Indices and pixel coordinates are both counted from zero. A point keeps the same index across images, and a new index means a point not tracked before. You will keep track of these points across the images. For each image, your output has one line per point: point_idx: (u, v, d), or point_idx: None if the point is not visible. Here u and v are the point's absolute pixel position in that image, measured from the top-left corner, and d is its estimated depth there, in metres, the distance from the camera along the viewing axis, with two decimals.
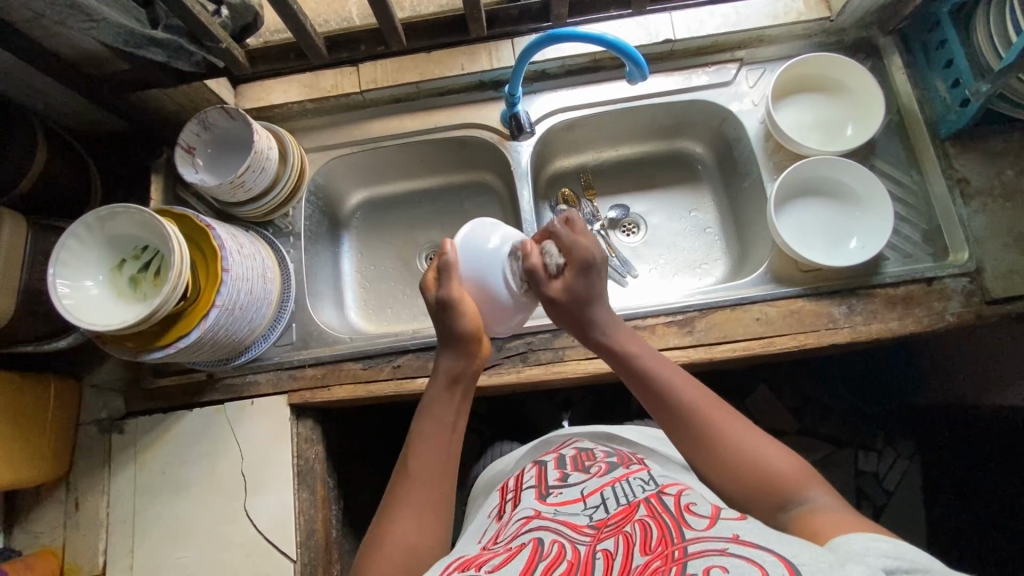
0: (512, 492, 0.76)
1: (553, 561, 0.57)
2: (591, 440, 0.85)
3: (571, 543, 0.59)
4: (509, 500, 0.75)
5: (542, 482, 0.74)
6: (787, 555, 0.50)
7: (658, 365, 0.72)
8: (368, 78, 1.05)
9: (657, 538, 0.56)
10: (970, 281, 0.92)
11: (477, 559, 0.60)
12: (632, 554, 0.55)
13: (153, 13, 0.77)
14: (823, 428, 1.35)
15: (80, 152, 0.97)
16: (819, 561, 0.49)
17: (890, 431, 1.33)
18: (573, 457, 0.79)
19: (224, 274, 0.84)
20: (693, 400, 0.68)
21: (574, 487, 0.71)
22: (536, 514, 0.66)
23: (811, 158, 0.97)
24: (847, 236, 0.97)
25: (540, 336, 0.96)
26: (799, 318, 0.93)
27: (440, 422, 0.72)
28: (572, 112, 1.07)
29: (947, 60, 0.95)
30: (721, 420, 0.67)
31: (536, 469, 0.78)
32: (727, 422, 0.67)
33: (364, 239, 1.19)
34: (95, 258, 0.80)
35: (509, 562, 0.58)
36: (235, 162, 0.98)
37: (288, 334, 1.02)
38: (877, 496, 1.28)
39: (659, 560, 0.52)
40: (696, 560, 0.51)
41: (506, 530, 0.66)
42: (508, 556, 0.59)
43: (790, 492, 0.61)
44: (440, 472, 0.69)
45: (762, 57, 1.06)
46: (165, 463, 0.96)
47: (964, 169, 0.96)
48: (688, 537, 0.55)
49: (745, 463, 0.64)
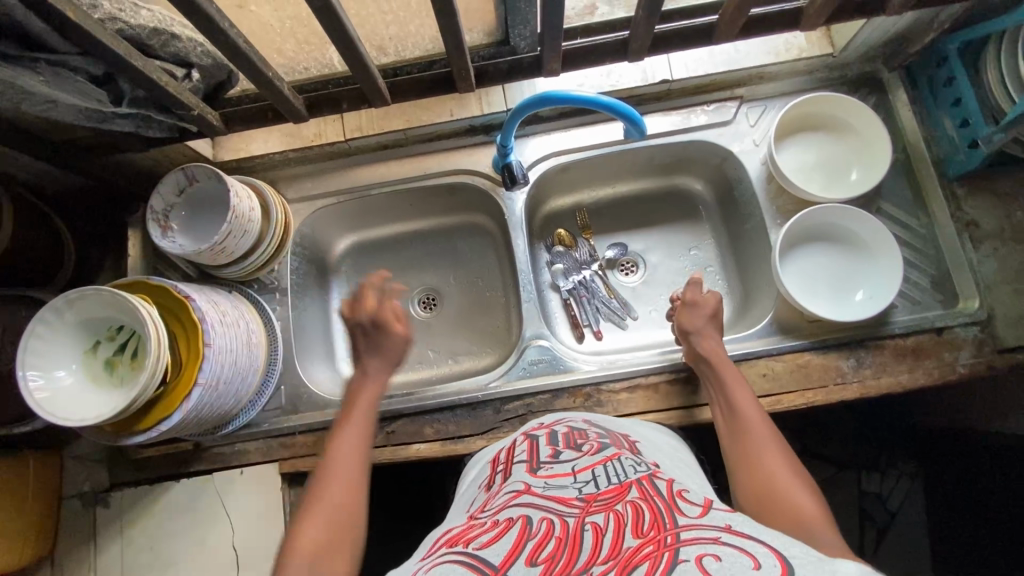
0: (503, 465, 0.73)
1: (541, 538, 0.53)
2: (586, 419, 0.80)
3: (559, 518, 0.55)
4: (499, 472, 0.72)
5: (533, 458, 0.70)
6: (778, 548, 0.47)
7: (741, 382, 0.81)
8: (352, 126, 1.02)
9: (650, 521, 0.52)
10: (981, 329, 0.89)
11: (465, 534, 0.57)
12: (623, 534, 0.51)
13: (115, 87, 0.69)
14: (826, 449, 1.26)
15: (46, 210, 0.92)
16: (811, 555, 0.46)
17: (893, 450, 1.25)
18: (564, 434, 0.74)
19: (205, 350, 0.80)
20: (756, 422, 0.74)
21: (567, 462, 0.66)
22: (525, 489, 0.62)
23: (821, 206, 0.94)
24: (853, 287, 0.93)
25: (539, 397, 0.93)
26: (806, 373, 0.90)
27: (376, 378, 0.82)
28: (566, 156, 1.03)
29: (955, 98, 0.90)
30: (772, 452, 0.70)
31: (527, 442, 0.75)
32: (770, 440, 0.72)
33: (354, 284, 1.15)
34: (68, 346, 0.75)
35: (497, 539, 0.54)
36: (211, 222, 0.91)
37: (277, 398, 0.98)
38: (880, 517, 1.21)
39: (651, 545, 0.48)
40: (690, 547, 0.47)
41: (494, 501, 0.63)
42: (496, 533, 0.55)
43: (798, 518, 0.61)
44: (353, 467, 0.70)
45: (763, 94, 1.01)
46: (153, 538, 0.92)
47: (972, 211, 0.93)
48: (681, 523, 0.51)
49: (767, 478, 0.67)
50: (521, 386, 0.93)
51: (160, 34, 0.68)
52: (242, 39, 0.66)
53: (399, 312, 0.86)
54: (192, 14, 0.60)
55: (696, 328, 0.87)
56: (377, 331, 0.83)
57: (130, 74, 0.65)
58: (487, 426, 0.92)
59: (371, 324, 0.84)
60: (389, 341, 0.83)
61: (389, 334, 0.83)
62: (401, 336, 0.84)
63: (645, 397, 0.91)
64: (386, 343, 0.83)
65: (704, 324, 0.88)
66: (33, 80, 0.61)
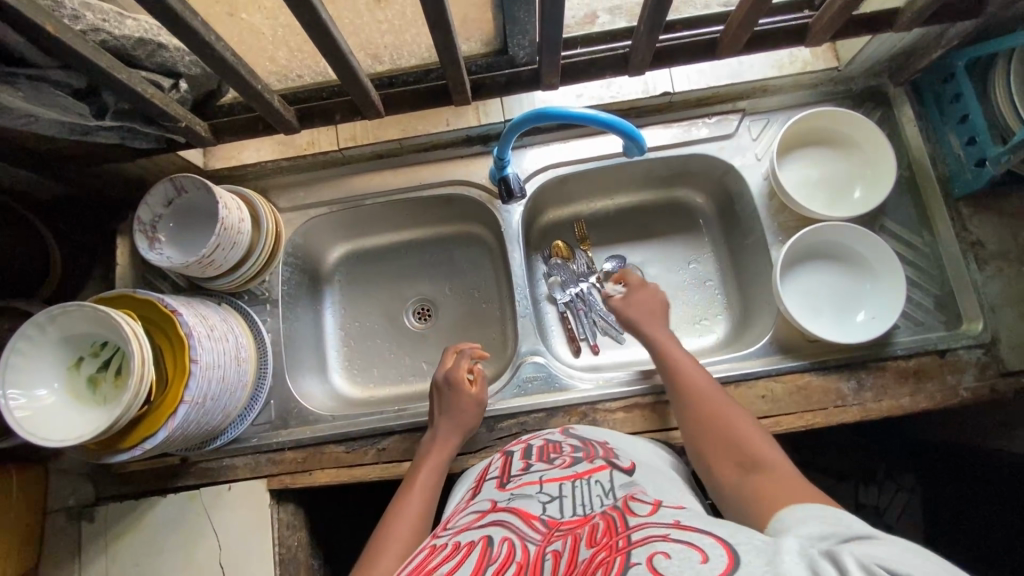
0: (475, 482, 0.73)
1: (502, 561, 0.50)
2: (562, 430, 0.79)
3: (522, 538, 0.53)
4: (471, 489, 0.71)
5: (504, 473, 0.70)
6: (724, 536, 0.47)
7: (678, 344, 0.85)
8: (346, 135, 1.00)
9: (604, 529, 0.51)
10: (985, 352, 0.87)
11: (425, 563, 0.53)
12: (579, 550, 0.49)
13: (99, 101, 0.66)
14: (824, 460, 1.21)
15: (31, 219, 0.90)
16: (757, 539, 0.46)
17: (891, 461, 1.20)
18: (539, 448, 0.73)
19: (192, 366, 0.78)
20: (700, 386, 0.76)
21: (535, 474, 0.66)
22: (491, 508, 0.61)
23: (825, 224, 0.92)
24: (855, 308, 0.92)
25: (533, 415, 0.91)
26: (806, 395, 0.88)
27: (443, 443, 0.84)
28: (564, 167, 1.02)
29: (961, 115, 0.88)
30: (718, 406, 0.73)
31: (501, 459, 0.74)
32: (716, 397, 0.74)
33: (347, 294, 1.13)
34: (49, 366, 0.73)
35: (457, 567, 0.51)
36: (200, 233, 0.89)
37: (266, 412, 0.96)
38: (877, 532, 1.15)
39: (604, 552, 0.47)
40: (640, 549, 0.46)
41: (458, 521, 0.61)
42: (458, 560, 0.52)
43: (752, 460, 0.63)
44: (407, 535, 0.71)
45: (766, 107, 0.99)
46: (138, 554, 0.91)
47: (978, 230, 0.91)
48: (632, 525, 0.51)
49: (715, 417, 0.71)
50: (516, 405, 0.92)
51: (145, 44, 0.66)
52: (229, 52, 0.64)
53: (476, 375, 0.91)
54: (177, 30, 0.58)
55: (638, 318, 0.90)
56: (451, 391, 0.88)
57: (113, 87, 0.63)
58: (480, 445, 0.90)
59: (447, 383, 0.89)
60: (461, 402, 0.87)
61: (461, 394, 0.87)
62: (472, 399, 0.88)
63: (640, 417, 0.89)
64: (458, 403, 0.87)
65: (643, 316, 0.90)
66: (11, 95, 0.60)
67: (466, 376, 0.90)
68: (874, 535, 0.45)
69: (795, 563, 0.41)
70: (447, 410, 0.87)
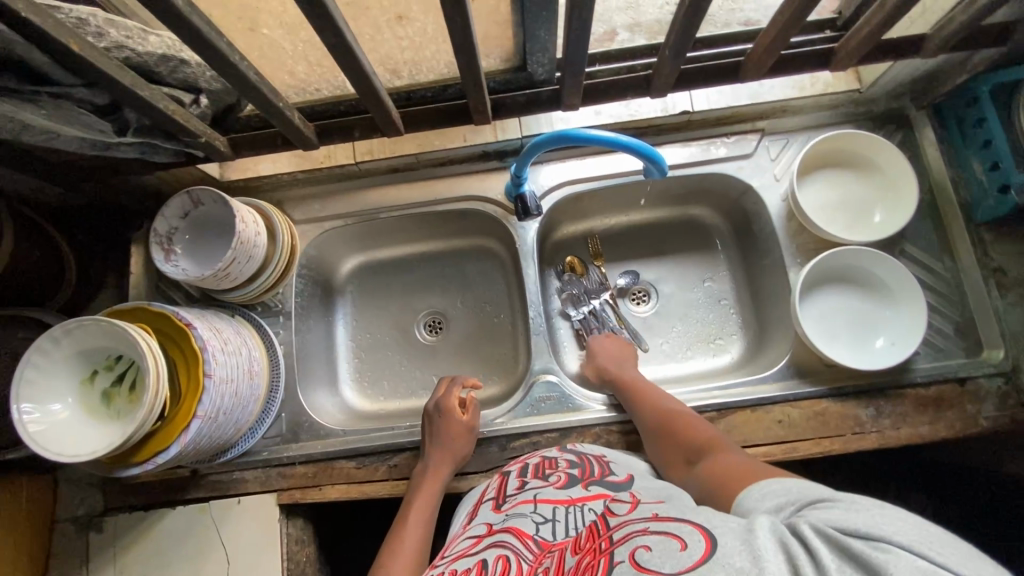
0: (475, 506, 0.72)
1: None
2: (560, 447, 0.79)
3: (516, 556, 0.52)
4: (471, 512, 0.70)
5: (500, 493, 0.69)
6: (701, 522, 0.47)
7: (637, 374, 0.91)
8: (364, 149, 1.00)
9: (588, 534, 0.51)
10: (1006, 381, 0.86)
11: None
12: (565, 557, 0.50)
13: (120, 117, 0.67)
14: (833, 481, 1.17)
15: (48, 228, 0.90)
16: (731, 521, 0.46)
17: (901, 484, 1.16)
18: (535, 466, 0.73)
19: (206, 380, 0.78)
20: (659, 403, 0.83)
21: (529, 492, 0.65)
22: (488, 532, 0.60)
23: (842, 248, 0.91)
24: (872, 334, 0.90)
25: (546, 435, 0.90)
26: (824, 421, 0.87)
27: (433, 475, 0.84)
28: (580, 184, 1.01)
29: (985, 140, 0.86)
30: (676, 415, 0.79)
31: (498, 480, 0.74)
32: (673, 408, 0.81)
33: (359, 306, 1.12)
34: (65, 381, 0.73)
35: None
36: (216, 246, 0.89)
37: (277, 425, 0.96)
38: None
39: (589, 556, 0.47)
40: (623, 547, 0.46)
41: (456, 548, 0.59)
42: None
43: (705, 455, 0.69)
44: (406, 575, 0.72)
45: (786, 127, 0.99)
46: (145, 566, 0.90)
47: (1000, 257, 0.89)
48: (613, 525, 0.51)
49: (674, 426, 0.77)
50: (528, 424, 0.91)
51: (167, 60, 0.66)
52: (252, 71, 0.64)
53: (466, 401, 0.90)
54: (204, 51, 0.58)
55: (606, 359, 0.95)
56: (442, 418, 0.87)
57: (136, 104, 0.63)
58: (492, 464, 0.89)
59: (437, 410, 0.89)
60: (452, 428, 0.87)
61: (452, 421, 0.87)
62: (463, 425, 0.87)
63: None
64: (449, 429, 0.86)
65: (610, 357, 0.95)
66: (36, 115, 0.60)
67: (454, 402, 0.90)
68: (831, 497, 0.45)
69: (764, 536, 0.42)
70: (437, 437, 0.86)
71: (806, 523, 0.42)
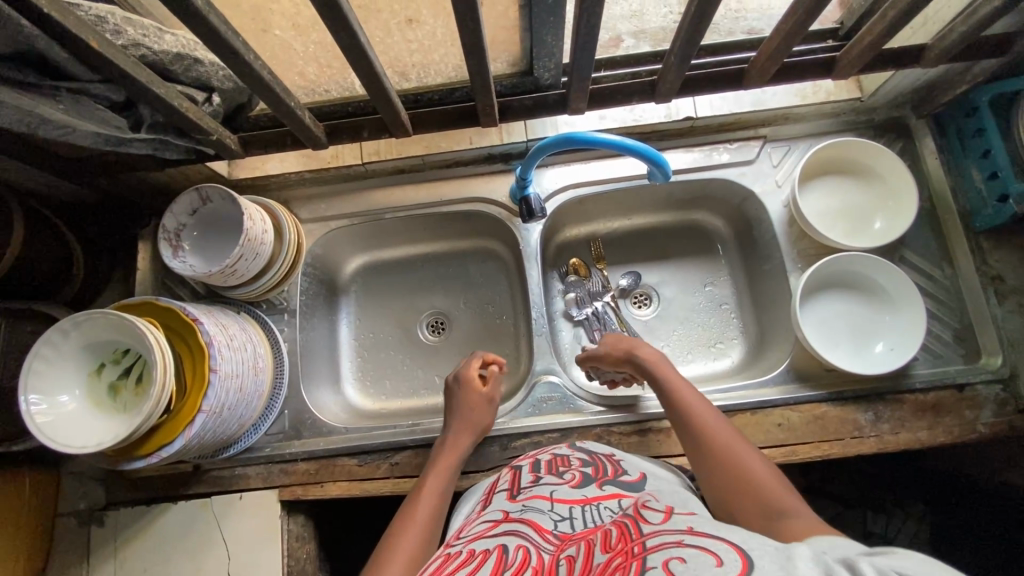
0: (485, 495, 0.72)
1: (517, 566, 0.50)
2: (570, 444, 0.79)
3: (536, 547, 0.53)
4: (482, 501, 0.71)
5: (514, 485, 0.69)
6: (738, 543, 0.46)
7: (686, 383, 0.78)
8: (371, 150, 1.01)
9: (618, 536, 0.51)
10: (1003, 388, 0.87)
11: (439, 568, 0.53)
12: (593, 554, 0.49)
13: (135, 114, 0.68)
14: (832, 487, 1.17)
15: (57, 223, 0.91)
16: (768, 546, 0.46)
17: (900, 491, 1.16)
18: (547, 462, 0.73)
19: (211, 375, 0.78)
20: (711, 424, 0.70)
21: (545, 487, 0.65)
22: (504, 518, 0.60)
23: (843, 253, 0.92)
24: (873, 339, 0.91)
25: (547, 435, 0.91)
26: (823, 425, 0.88)
27: (456, 442, 0.84)
28: (584, 188, 1.02)
29: (984, 149, 0.88)
30: (732, 445, 0.67)
31: (510, 473, 0.74)
32: (727, 435, 0.68)
33: (362, 305, 1.13)
34: (74, 370, 0.74)
35: (476, 570, 0.50)
36: (223, 243, 0.90)
37: (280, 422, 0.96)
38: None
39: (620, 557, 0.47)
40: (656, 554, 0.46)
41: (471, 530, 0.60)
42: (471, 561, 0.52)
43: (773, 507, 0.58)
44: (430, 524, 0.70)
45: (788, 134, 1.00)
46: (146, 561, 0.90)
47: (998, 265, 0.90)
48: (646, 532, 0.50)
49: (729, 459, 0.65)
50: (530, 423, 0.92)
51: (182, 58, 0.67)
52: (265, 70, 0.65)
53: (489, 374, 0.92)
54: (219, 49, 0.59)
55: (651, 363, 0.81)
56: (462, 388, 0.89)
57: (150, 100, 0.64)
58: (493, 463, 0.90)
59: (458, 381, 0.90)
60: (471, 401, 0.88)
61: (471, 393, 0.88)
62: (483, 396, 0.89)
63: (657, 441, 0.89)
64: (468, 402, 0.88)
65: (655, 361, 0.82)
66: (53, 108, 0.61)
67: (476, 372, 0.91)
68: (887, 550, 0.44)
69: (809, 566, 0.42)
70: (457, 411, 0.87)
71: (861, 563, 0.41)
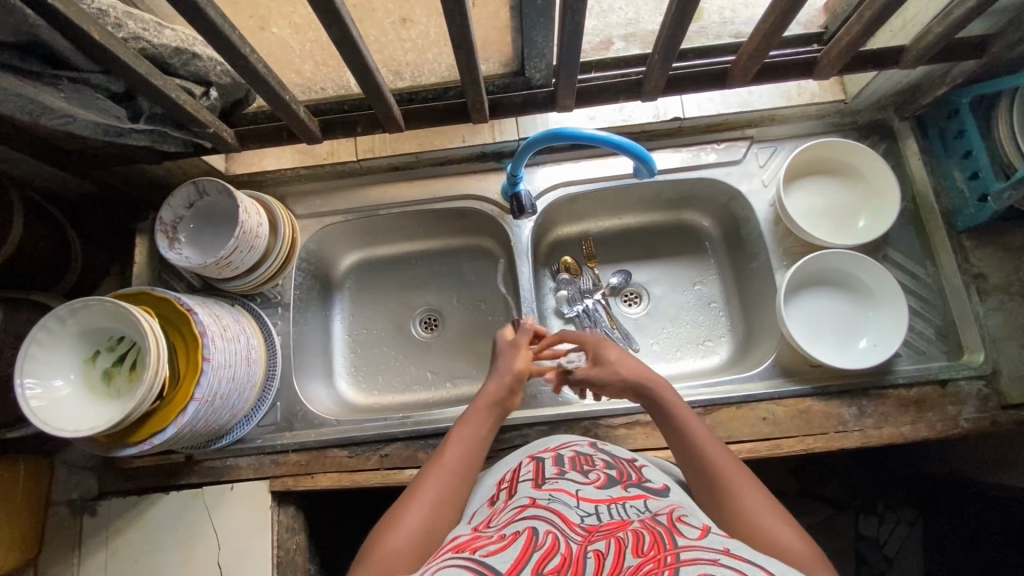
0: (507, 484, 0.69)
1: (546, 551, 0.52)
2: (591, 443, 0.77)
3: (564, 535, 0.54)
4: (503, 489, 0.68)
5: (538, 475, 0.67)
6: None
7: (698, 423, 0.72)
8: (365, 147, 1.03)
9: (650, 542, 0.52)
10: (986, 384, 0.88)
11: (472, 542, 0.55)
12: (624, 555, 0.50)
13: (134, 106, 0.71)
14: (824, 487, 1.18)
15: (57, 216, 0.93)
16: None
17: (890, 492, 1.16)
18: (571, 458, 0.71)
19: (205, 364, 0.80)
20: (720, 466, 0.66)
21: (571, 483, 0.64)
22: (531, 503, 0.60)
23: (829, 252, 0.94)
24: (857, 336, 0.93)
25: (535, 428, 0.92)
26: (807, 419, 0.89)
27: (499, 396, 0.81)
28: (575, 186, 1.04)
29: (965, 150, 0.90)
30: (741, 490, 0.63)
31: (532, 465, 0.71)
32: (737, 479, 0.64)
33: (355, 301, 1.15)
34: (69, 353, 0.75)
35: (504, 550, 0.52)
36: (220, 236, 0.91)
37: (272, 414, 0.97)
38: (876, 563, 1.11)
39: (652, 564, 0.49)
40: (689, 567, 0.48)
41: (501, 517, 0.60)
42: (504, 542, 0.54)
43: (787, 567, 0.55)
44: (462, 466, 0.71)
45: (774, 135, 1.02)
46: (137, 549, 0.91)
47: (980, 264, 0.92)
48: (680, 544, 0.52)
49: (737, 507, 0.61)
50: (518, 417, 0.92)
51: (181, 53, 0.69)
52: (262, 65, 0.67)
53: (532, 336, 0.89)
54: (216, 42, 0.61)
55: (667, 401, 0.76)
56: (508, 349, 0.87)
57: (149, 92, 0.66)
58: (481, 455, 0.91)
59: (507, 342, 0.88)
60: (515, 359, 0.86)
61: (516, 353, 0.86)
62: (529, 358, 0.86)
63: (643, 434, 0.90)
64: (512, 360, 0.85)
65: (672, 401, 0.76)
66: (53, 96, 0.63)
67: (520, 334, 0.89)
68: None
69: None
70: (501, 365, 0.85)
71: None
